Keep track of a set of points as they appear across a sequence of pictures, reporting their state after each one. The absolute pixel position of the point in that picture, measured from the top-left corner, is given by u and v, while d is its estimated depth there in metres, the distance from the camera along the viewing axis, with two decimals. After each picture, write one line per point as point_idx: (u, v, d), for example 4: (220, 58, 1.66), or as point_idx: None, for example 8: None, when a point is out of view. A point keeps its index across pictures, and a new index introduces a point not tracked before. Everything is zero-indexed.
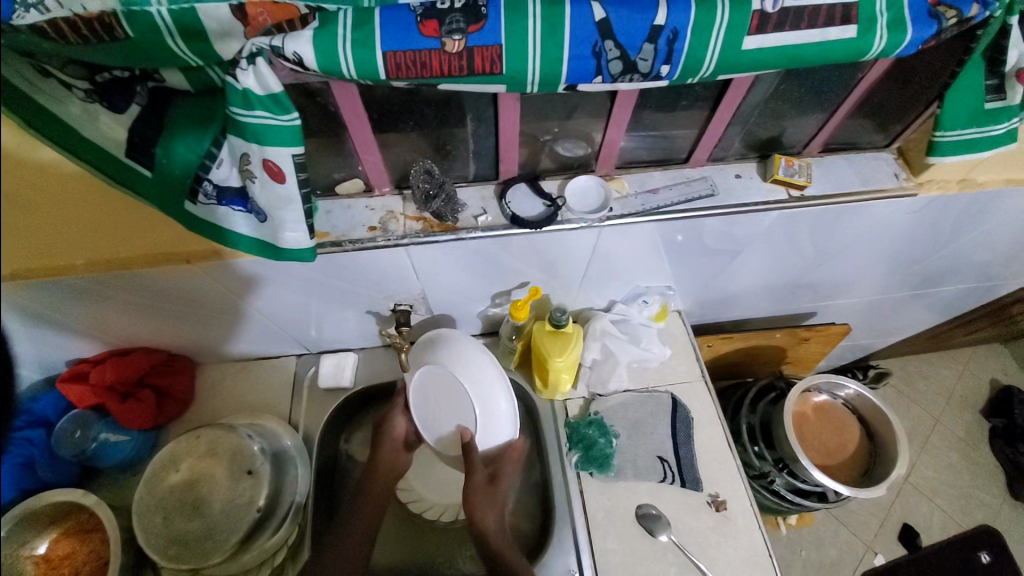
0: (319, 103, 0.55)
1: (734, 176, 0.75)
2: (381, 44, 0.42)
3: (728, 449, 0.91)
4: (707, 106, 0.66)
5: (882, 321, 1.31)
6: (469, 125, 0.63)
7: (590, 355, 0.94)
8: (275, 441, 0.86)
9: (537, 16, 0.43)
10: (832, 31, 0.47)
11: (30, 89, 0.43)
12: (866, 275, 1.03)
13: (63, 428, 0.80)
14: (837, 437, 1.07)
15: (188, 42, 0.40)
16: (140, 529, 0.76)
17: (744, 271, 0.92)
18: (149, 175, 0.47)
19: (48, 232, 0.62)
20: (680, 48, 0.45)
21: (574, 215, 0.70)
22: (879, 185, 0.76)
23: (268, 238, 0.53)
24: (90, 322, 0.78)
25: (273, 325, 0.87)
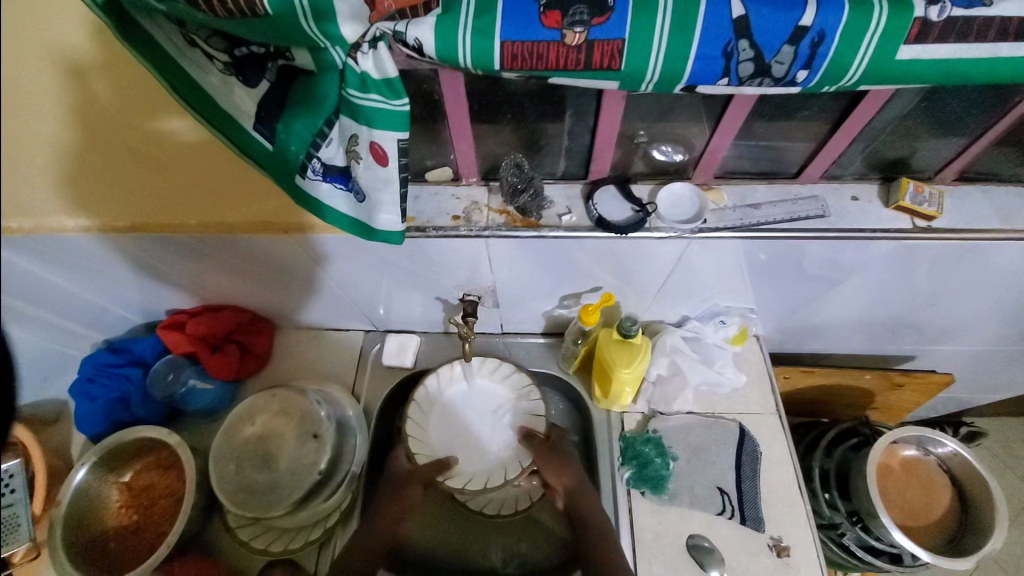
0: (425, 89, 0.56)
1: (849, 198, 0.68)
2: (500, 33, 0.42)
3: (798, 495, 0.83)
4: (832, 117, 0.59)
5: (994, 375, 1.14)
6: (566, 121, 0.61)
7: (655, 370, 0.89)
8: (339, 409, 0.91)
9: (668, 11, 0.40)
10: (1004, 47, 0.41)
11: (177, 56, 0.46)
12: (982, 323, 0.91)
13: (158, 370, 0.90)
14: (924, 498, 0.95)
15: (319, 24, 0.41)
16: (215, 473, 0.83)
17: (839, 301, 0.84)
18: (268, 147, 0.50)
19: (166, 194, 0.69)
20: (824, 52, 0.40)
21: (663, 224, 0.66)
22: (1023, 224, 0.66)
23: (363, 218, 0.55)
24: (191, 278, 0.86)
25: (347, 300, 0.91)
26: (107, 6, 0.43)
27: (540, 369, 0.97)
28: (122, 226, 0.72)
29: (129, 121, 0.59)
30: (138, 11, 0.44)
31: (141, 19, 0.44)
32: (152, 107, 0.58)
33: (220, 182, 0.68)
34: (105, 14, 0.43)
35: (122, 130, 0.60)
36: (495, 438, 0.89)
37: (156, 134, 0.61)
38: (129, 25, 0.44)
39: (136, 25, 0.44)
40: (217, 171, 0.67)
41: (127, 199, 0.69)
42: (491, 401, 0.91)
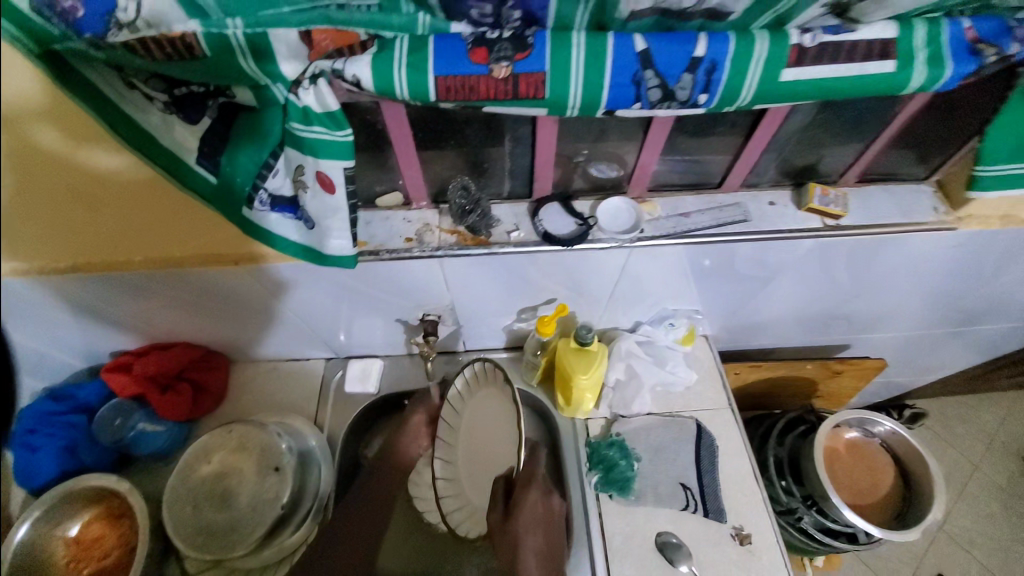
0: (369, 120, 0.59)
1: (767, 204, 0.75)
2: (433, 69, 0.45)
3: (754, 481, 0.88)
4: (743, 132, 0.66)
5: (922, 358, 1.24)
6: (507, 144, 0.65)
7: (614, 375, 0.93)
8: (301, 440, 0.88)
9: (581, 46, 0.44)
10: (871, 66, 0.48)
11: (118, 99, 0.46)
12: (903, 309, 1.00)
13: (104, 415, 0.86)
14: (869, 476, 1.02)
15: (258, 63, 0.44)
16: (170, 518, 0.80)
17: (775, 298, 0.91)
18: (212, 180, 0.51)
19: (110, 234, 0.68)
20: (718, 78, 0.46)
21: (604, 235, 0.71)
22: (918, 218, 0.75)
23: (313, 244, 0.56)
24: (137, 316, 0.83)
25: (305, 328, 0.90)
26: (39, 54, 0.42)
27: None
28: (64, 267, 0.71)
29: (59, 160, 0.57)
30: (77, 60, 0.44)
31: (78, 65, 0.44)
32: (83, 144, 0.56)
33: (168, 220, 0.67)
34: (43, 63, 0.43)
35: (55, 172, 0.57)
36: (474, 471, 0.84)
37: (94, 174, 0.59)
38: (68, 72, 0.44)
39: (75, 71, 0.44)
40: (165, 209, 0.66)
41: (68, 241, 0.67)
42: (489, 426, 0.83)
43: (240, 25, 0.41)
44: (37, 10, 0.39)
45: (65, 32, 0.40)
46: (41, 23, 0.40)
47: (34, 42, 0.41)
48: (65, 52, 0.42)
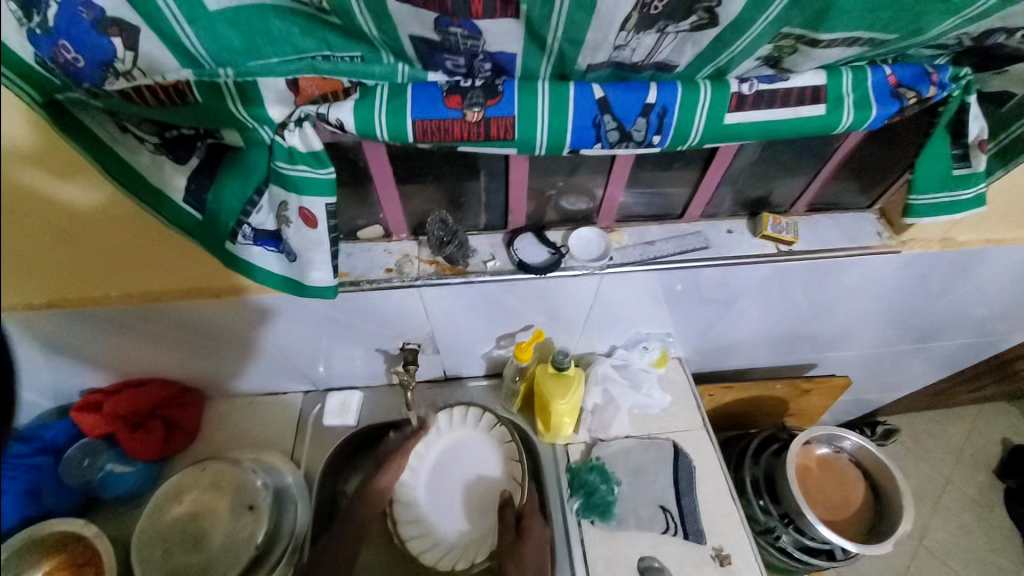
0: (351, 158, 0.63)
1: (726, 232, 0.81)
2: (411, 113, 0.49)
3: (731, 500, 0.90)
4: (699, 168, 0.72)
5: (884, 375, 1.31)
6: (482, 179, 0.70)
7: (592, 399, 0.95)
8: (278, 477, 0.87)
9: (546, 93, 0.49)
10: (803, 109, 0.53)
11: (110, 142, 0.48)
12: (862, 328, 1.06)
13: (71, 456, 0.81)
14: (840, 491, 1.05)
15: (247, 106, 0.47)
16: (138, 561, 0.76)
17: (741, 320, 0.96)
18: (197, 216, 0.53)
19: (89, 269, 0.68)
20: (669, 121, 0.51)
21: (576, 263, 0.75)
22: (863, 242, 0.82)
23: (295, 276, 0.58)
24: (111, 353, 0.82)
25: (284, 360, 0.90)
26: (42, 103, 0.44)
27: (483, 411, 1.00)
28: (39, 303, 0.71)
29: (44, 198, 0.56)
30: (73, 105, 0.45)
31: (75, 112, 0.46)
32: (72, 182, 0.56)
33: (150, 255, 0.68)
34: (44, 111, 0.44)
35: (36, 207, 0.57)
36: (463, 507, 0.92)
37: (78, 209, 0.59)
38: (63, 118, 0.45)
39: (71, 118, 0.46)
40: (148, 245, 0.66)
41: (45, 277, 0.67)
42: (480, 462, 0.96)
43: (231, 73, 0.44)
44: (40, 62, 0.41)
45: (67, 83, 0.42)
46: (45, 75, 0.42)
47: (38, 92, 0.43)
48: (67, 101, 0.44)
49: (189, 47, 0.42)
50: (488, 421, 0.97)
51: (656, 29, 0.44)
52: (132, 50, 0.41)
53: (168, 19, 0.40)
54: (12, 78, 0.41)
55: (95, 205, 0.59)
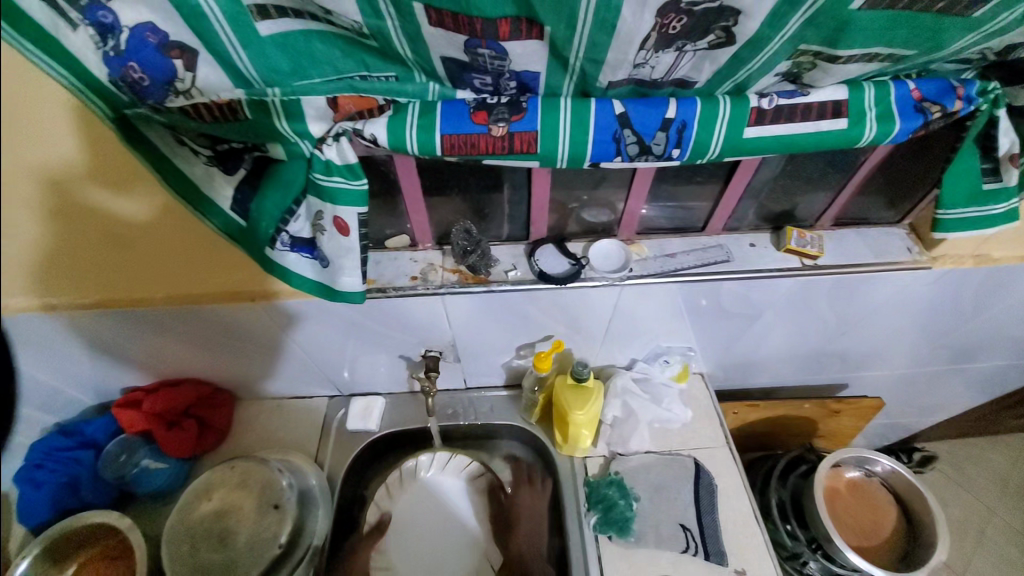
0: (383, 171, 0.66)
1: (749, 245, 0.80)
2: (440, 128, 0.52)
3: (754, 521, 0.88)
4: (720, 181, 0.73)
5: (919, 398, 1.25)
6: (506, 192, 0.72)
7: (611, 412, 0.95)
8: (302, 479, 0.89)
9: (568, 109, 0.51)
10: (824, 123, 0.53)
11: (169, 153, 0.53)
12: (893, 347, 1.02)
13: (110, 451, 0.88)
14: (870, 516, 1.01)
15: (291, 122, 0.50)
16: (167, 556, 0.80)
17: (764, 335, 0.94)
18: (241, 223, 0.57)
19: (136, 272, 0.73)
20: (688, 135, 0.52)
21: (596, 274, 0.76)
22: (892, 257, 0.80)
23: (326, 281, 0.61)
24: (153, 352, 0.87)
25: (311, 364, 0.93)
26: (112, 115, 0.49)
27: (502, 422, 1.00)
28: (89, 303, 0.76)
29: (102, 207, 0.62)
30: (138, 120, 0.50)
31: (140, 126, 0.50)
32: (127, 196, 0.61)
33: (192, 259, 0.72)
34: (114, 124, 0.49)
35: (94, 216, 0.63)
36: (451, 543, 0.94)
37: (129, 221, 0.65)
38: (128, 130, 0.50)
39: (135, 131, 0.51)
40: (191, 250, 0.71)
41: (96, 278, 0.72)
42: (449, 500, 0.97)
43: (277, 93, 0.48)
44: (112, 81, 0.45)
45: (134, 99, 0.47)
46: (115, 92, 0.46)
47: (110, 107, 0.48)
48: (136, 117, 0.49)
49: (242, 68, 0.46)
50: (441, 461, 0.98)
51: (675, 47, 0.46)
52: (191, 71, 0.46)
53: (223, 43, 0.44)
54: (89, 94, 0.46)
55: (145, 218, 0.65)
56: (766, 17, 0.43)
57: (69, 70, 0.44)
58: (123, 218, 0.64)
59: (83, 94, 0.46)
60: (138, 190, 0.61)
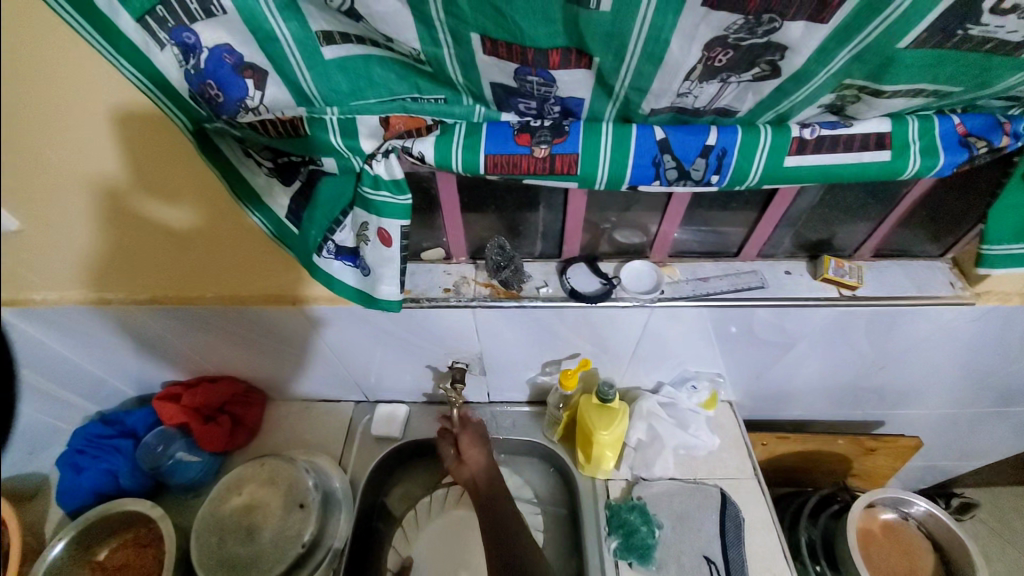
0: (425, 186, 0.69)
1: (783, 273, 0.79)
2: (485, 148, 0.54)
3: (783, 560, 0.84)
4: (756, 208, 0.73)
5: (962, 441, 1.19)
6: (540, 211, 0.74)
7: (635, 435, 0.94)
8: (326, 480, 0.92)
9: (609, 133, 0.53)
10: (867, 154, 0.53)
11: (237, 164, 0.57)
12: (935, 385, 0.98)
13: (149, 443, 0.92)
14: (907, 562, 0.95)
15: (345, 138, 0.53)
16: (197, 546, 0.83)
17: (797, 366, 0.92)
18: (295, 232, 0.61)
19: (191, 272, 0.77)
20: (728, 162, 0.53)
21: (627, 294, 0.76)
22: (935, 292, 0.77)
23: (367, 289, 0.63)
24: (194, 349, 0.91)
25: (341, 369, 0.96)
26: (192, 128, 0.53)
27: (524, 438, 1.00)
28: (145, 299, 0.81)
29: (158, 215, 0.68)
30: (215, 133, 0.54)
31: (215, 138, 0.55)
32: (174, 204, 0.67)
33: (241, 263, 0.76)
34: (192, 135, 0.54)
35: (151, 223, 0.69)
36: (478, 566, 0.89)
37: (176, 227, 0.70)
38: (203, 140, 0.55)
39: (209, 142, 0.55)
40: (241, 253, 0.75)
41: (153, 276, 0.77)
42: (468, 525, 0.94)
43: (336, 112, 0.52)
44: (191, 96, 0.50)
45: (210, 114, 0.51)
46: (194, 107, 0.51)
47: (190, 120, 0.52)
48: (211, 129, 0.53)
49: (306, 88, 0.49)
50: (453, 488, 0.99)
51: (718, 79, 0.47)
52: (260, 89, 0.49)
53: (292, 65, 0.48)
54: (174, 108, 0.51)
55: (190, 225, 0.70)
56: (813, 52, 0.43)
57: (160, 87, 0.49)
58: (170, 225, 0.69)
59: (167, 108, 0.51)
60: (184, 199, 0.66)
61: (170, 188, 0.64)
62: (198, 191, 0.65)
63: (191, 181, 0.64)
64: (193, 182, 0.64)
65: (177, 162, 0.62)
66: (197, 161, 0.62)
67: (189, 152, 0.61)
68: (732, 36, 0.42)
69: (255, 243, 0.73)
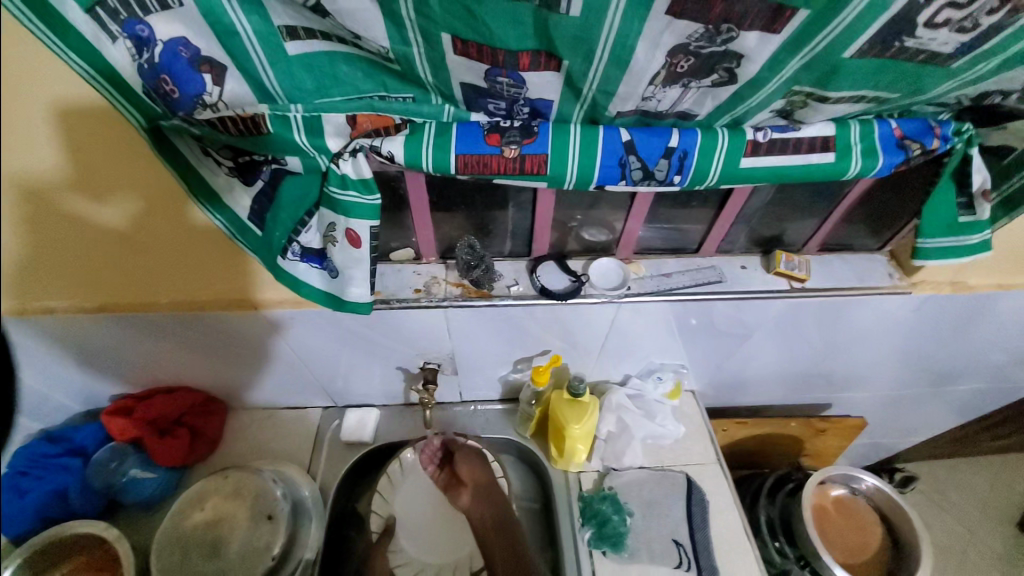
0: (393, 186, 0.68)
1: (740, 267, 0.84)
2: (455, 148, 0.54)
3: (745, 540, 0.89)
4: (714, 207, 0.77)
5: (900, 419, 1.29)
6: (510, 210, 0.75)
7: (605, 427, 0.97)
8: (296, 489, 0.89)
9: (577, 134, 0.54)
10: (814, 157, 0.57)
11: (196, 164, 0.55)
12: (877, 368, 1.06)
13: (100, 459, 0.86)
14: (859, 537, 1.03)
15: (309, 136, 0.52)
16: (157, 564, 0.79)
17: (754, 355, 0.97)
18: (259, 234, 0.59)
19: (143, 277, 0.73)
20: (689, 164, 0.55)
21: (595, 291, 0.78)
22: (874, 282, 0.84)
23: (335, 291, 0.62)
24: (144, 359, 0.86)
25: (307, 374, 0.93)
26: (147, 126, 0.51)
27: (496, 435, 1.01)
28: (91, 307, 0.75)
29: (106, 216, 0.64)
30: (172, 131, 0.52)
31: (172, 137, 0.52)
32: (112, 202, 0.62)
33: (200, 266, 0.72)
34: (148, 133, 0.51)
35: (97, 224, 0.64)
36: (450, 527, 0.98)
37: (123, 229, 0.66)
38: (159, 138, 0.52)
39: (165, 140, 0.52)
40: (200, 256, 0.71)
41: (101, 281, 0.72)
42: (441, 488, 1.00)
43: (300, 109, 0.50)
44: (147, 92, 0.47)
45: (166, 111, 0.48)
46: (150, 103, 0.48)
47: (145, 117, 0.50)
48: (168, 126, 0.51)
49: (267, 84, 0.48)
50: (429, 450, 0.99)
51: (680, 84, 0.49)
52: (218, 85, 0.47)
53: (252, 61, 0.46)
54: (127, 105, 0.48)
55: (136, 225, 0.66)
56: (766, 60, 0.46)
57: (110, 81, 0.46)
58: (115, 226, 0.65)
59: (119, 103, 0.48)
60: (123, 196, 0.62)
61: (120, 187, 0.61)
62: (143, 187, 0.61)
63: (144, 179, 0.60)
64: (132, 176, 0.60)
65: (128, 159, 0.58)
66: (135, 154, 0.58)
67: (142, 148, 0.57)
68: (694, 44, 0.45)
69: (209, 242, 0.69)
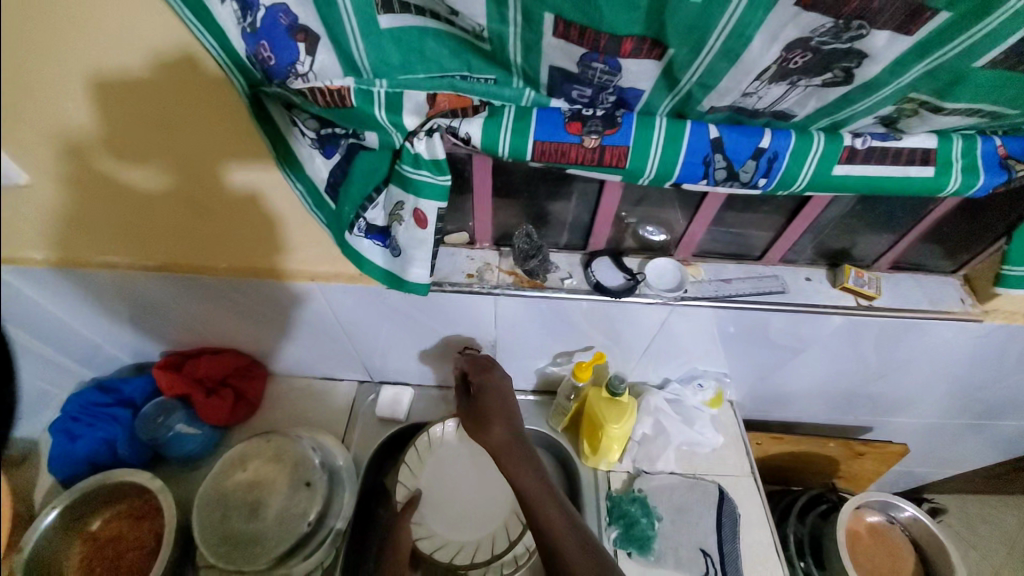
0: (458, 169, 0.67)
1: (805, 279, 0.80)
2: (534, 134, 0.53)
3: (775, 558, 0.87)
4: (785, 214, 0.73)
5: (942, 450, 1.24)
6: (572, 201, 0.73)
7: (641, 429, 0.95)
8: (331, 458, 0.91)
9: (662, 129, 0.52)
10: (912, 169, 0.53)
11: (286, 134, 0.56)
12: (928, 395, 1.01)
13: (148, 413, 0.90)
14: (891, 562, 0.99)
15: (389, 113, 0.51)
16: (198, 521, 0.82)
17: (802, 370, 0.94)
18: (332, 207, 0.60)
19: (203, 241, 0.74)
20: (778, 166, 0.53)
21: (652, 291, 0.76)
22: (946, 306, 0.79)
23: (396, 270, 0.63)
24: (198, 319, 0.88)
25: (348, 347, 0.94)
26: (249, 90, 0.52)
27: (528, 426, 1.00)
28: (153, 266, 0.77)
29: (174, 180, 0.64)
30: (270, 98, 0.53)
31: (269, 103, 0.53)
32: (157, 166, 0.62)
33: (258, 234, 0.73)
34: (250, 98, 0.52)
35: (165, 188, 0.65)
36: (478, 508, 0.94)
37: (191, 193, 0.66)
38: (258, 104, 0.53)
39: (263, 106, 0.54)
40: (259, 225, 0.72)
41: (164, 243, 0.74)
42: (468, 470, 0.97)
43: (384, 84, 0.50)
44: (247, 56, 0.48)
45: (264, 78, 0.49)
46: (252, 69, 0.49)
47: (248, 83, 0.51)
48: (265, 92, 0.52)
49: (357, 58, 0.47)
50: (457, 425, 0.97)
51: (787, 82, 0.46)
52: (310, 55, 0.47)
53: (346, 34, 0.45)
54: (232, 68, 0.49)
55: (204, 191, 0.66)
56: (890, 62, 0.43)
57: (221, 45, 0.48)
58: (185, 190, 0.65)
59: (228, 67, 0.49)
60: (174, 161, 0.62)
61: (191, 153, 0.61)
62: (212, 154, 0.61)
63: (214, 147, 0.60)
64: (195, 142, 0.60)
65: (200, 126, 0.58)
66: (192, 119, 0.57)
67: (214, 115, 0.57)
68: (816, 39, 0.42)
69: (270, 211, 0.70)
